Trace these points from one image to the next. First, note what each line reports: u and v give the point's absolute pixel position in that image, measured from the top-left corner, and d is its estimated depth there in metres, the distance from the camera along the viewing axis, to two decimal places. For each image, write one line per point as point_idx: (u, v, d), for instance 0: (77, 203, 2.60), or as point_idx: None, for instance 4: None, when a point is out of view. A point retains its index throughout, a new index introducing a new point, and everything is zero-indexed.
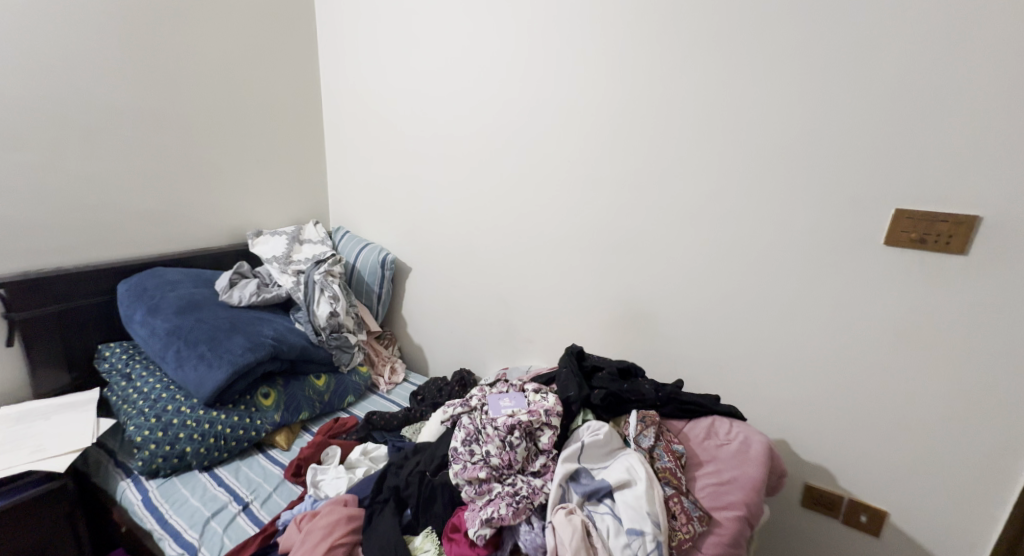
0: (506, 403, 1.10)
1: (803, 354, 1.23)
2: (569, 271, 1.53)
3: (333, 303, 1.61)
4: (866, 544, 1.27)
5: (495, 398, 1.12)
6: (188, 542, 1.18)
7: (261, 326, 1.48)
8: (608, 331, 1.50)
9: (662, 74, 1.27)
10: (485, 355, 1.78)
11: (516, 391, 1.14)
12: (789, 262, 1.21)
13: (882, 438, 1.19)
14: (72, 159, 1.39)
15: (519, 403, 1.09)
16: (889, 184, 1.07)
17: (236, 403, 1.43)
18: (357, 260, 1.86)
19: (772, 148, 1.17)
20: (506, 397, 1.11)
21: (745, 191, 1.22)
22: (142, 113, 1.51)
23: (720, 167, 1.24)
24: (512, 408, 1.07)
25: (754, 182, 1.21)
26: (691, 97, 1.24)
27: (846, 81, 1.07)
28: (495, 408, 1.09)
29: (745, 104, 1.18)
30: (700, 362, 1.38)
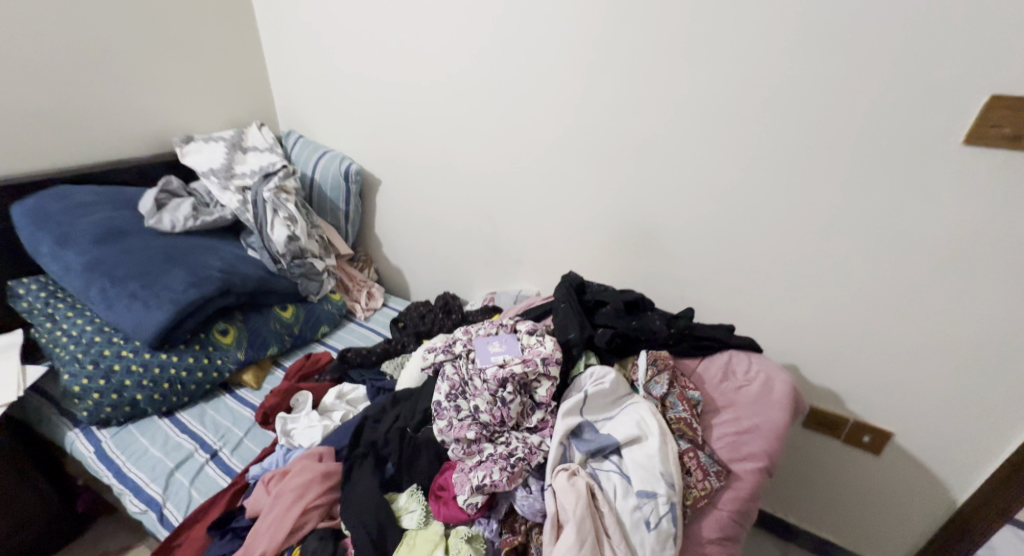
0: (495, 349, 0.94)
1: (836, 277, 1.07)
2: (563, 184, 1.30)
3: (290, 226, 1.37)
4: (873, 468, 1.22)
5: (482, 344, 0.96)
6: (151, 497, 1.07)
7: (204, 256, 1.27)
8: (609, 253, 1.32)
9: None
10: (470, 277, 1.60)
11: (507, 333, 0.98)
12: (836, 170, 0.99)
13: (911, 369, 1.07)
14: None
15: (510, 348, 0.94)
16: (983, 65, 0.82)
17: (190, 342, 1.26)
18: (317, 171, 1.59)
19: (829, 19, 0.90)
20: (495, 342, 0.96)
21: (790, 78, 0.96)
22: None
23: (760, 46, 0.97)
24: (502, 355, 0.92)
25: (803, 66, 0.94)
26: None
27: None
28: (483, 355, 0.93)
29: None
30: (713, 287, 1.22)
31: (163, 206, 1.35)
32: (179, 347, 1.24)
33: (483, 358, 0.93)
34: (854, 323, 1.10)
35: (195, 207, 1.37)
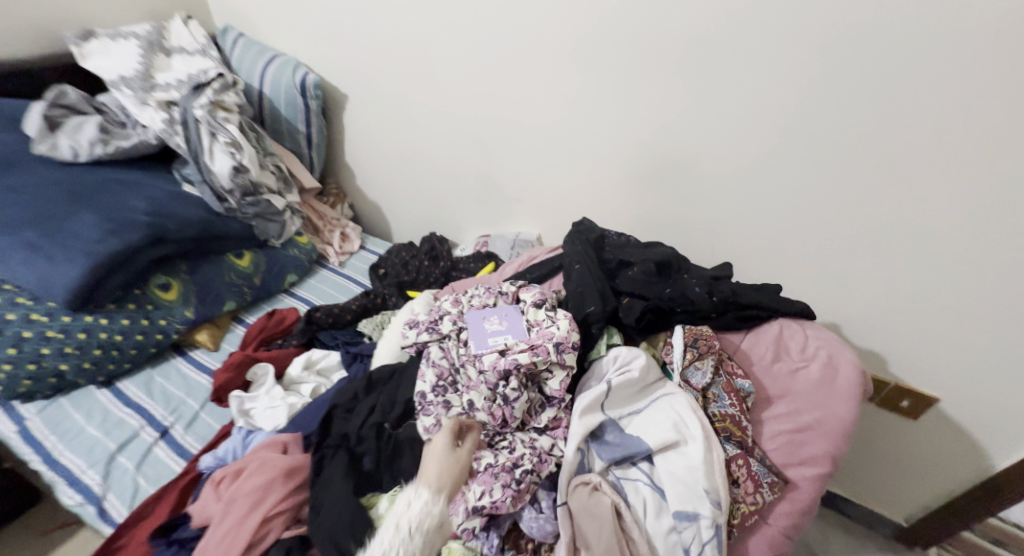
0: (494, 327, 0.76)
1: (918, 238, 0.83)
2: (577, 103, 1.03)
3: (235, 155, 1.09)
4: (920, 447, 1.05)
5: (478, 320, 0.78)
6: (88, 488, 0.90)
7: (124, 196, 1.02)
8: (631, 194, 1.08)
9: None
10: (461, 217, 1.36)
11: (508, 306, 0.80)
12: (952, 92, 0.72)
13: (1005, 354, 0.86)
14: None
15: (513, 328, 0.76)
16: None
17: (123, 300, 1.04)
18: (268, 84, 1.28)
19: None
20: (494, 318, 0.78)
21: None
22: None
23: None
24: (503, 335, 0.75)
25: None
26: None
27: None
28: (479, 335, 0.75)
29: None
30: (755, 238, 1.00)
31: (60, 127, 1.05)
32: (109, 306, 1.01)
33: (479, 338, 0.75)
34: (931, 295, 0.87)
35: (104, 126, 1.08)
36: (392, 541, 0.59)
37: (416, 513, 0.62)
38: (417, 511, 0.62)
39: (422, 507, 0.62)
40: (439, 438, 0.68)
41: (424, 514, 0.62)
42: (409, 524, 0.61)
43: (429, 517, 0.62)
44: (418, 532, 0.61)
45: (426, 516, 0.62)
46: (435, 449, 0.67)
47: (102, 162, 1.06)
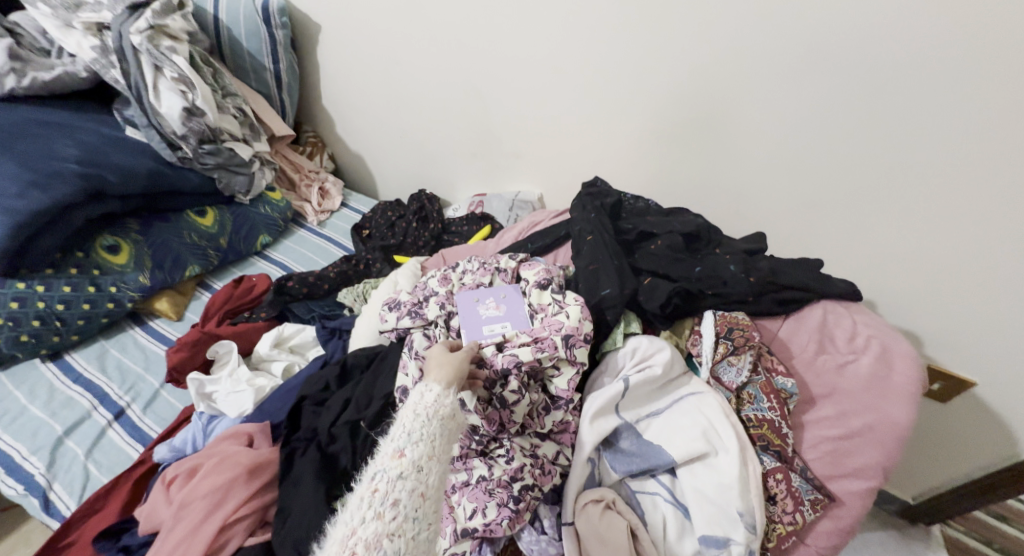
0: (489, 312, 0.64)
1: (994, 211, 0.69)
2: (592, 36, 0.85)
3: (186, 94, 0.94)
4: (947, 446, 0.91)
5: (471, 303, 0.66)
6: (31, 477, 0.79)
7: (53, 142, 0.86)
8: (651, 150, 0.92)
9: None
10: (453, 173, 1.20)
11: (507, 287, 0.68)
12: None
13: None
14: None
15: (512, 315, 0.64)
16: None
17: (63, 264, 0.89)
18: (224, 9, 1.09)
19: None
20: (490, 301, 0.66)
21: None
22: None
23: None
24: (500, 324, 0.63)
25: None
26: None
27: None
28: (473, 322, 0.64)
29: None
30: (795, 205, 0.85)
31: None
32: (47, 272, 0.87)
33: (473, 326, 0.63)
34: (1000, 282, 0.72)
35: (17, 52, 0.91)
36: (411, 423, 0.48)
37: (431, 398, 0.50)
38: (433, 395, 0.50)
39: (439, 391, 0.51)
40: (437, 349, 0.58)
41: (443, 395, 0.50)
42: (425, 407, 0.49)
43: (449, 404, 0.50)
44: (439, 415, 0.49)
45: (446, 399, 0.50)
46: (434, 355, 0.56)
47: (21, 97, 0.91)
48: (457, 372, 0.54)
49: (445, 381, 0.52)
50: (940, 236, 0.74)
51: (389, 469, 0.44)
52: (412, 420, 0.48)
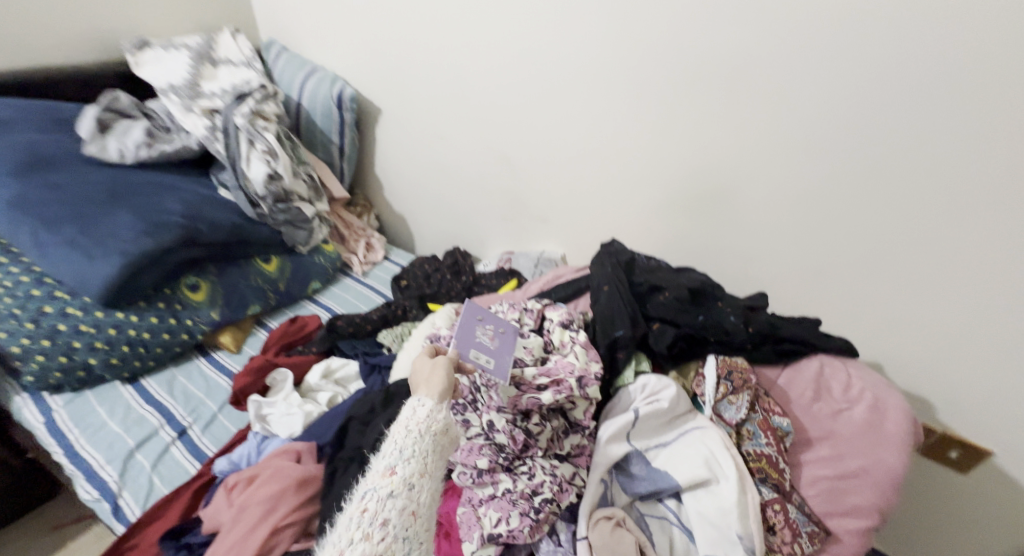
0: (483, 339, 0.67)
1: (971, 282, 0.78)
2: (613, 123, 1.01)
3: (270, 162, 1.11)
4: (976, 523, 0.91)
5: (472, 318, 0.68)
6: (105, 484, 0.89)
7: (163, 199, 1.03)
8: (662, 218, 1.05)
9: None
10: (486, 234, 1.36)
11: (508, 326, 0.71)
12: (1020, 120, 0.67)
13: None
14: None
15: (502, 355, 0.66)
16: None
17: (153, 299, 1.05)
18: (305, 95, 1.31)
19: None
20: (488, 330, 0.69)
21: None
22: None
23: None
24: (489, 357, 0.65)
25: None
26: None
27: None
28: (465, 335, 0.65)
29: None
30: (792, 269, 0.95)
31: (110, 129, 1.08)
32: (140, 305, 1.03)
33: (464, 339, 0.65)
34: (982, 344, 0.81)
35: (150, 131, 1.12)
36: (403, 440, 0.54)
37: (422, 414, 0.56)
38: (424, 412, 0.56)
39: (429, 408, 0.57)
40: (424, 362, 0.64)
41: (433, 413, 0.56)
42: (416, 425, 0.55)
43: (439, 420, 0.57)
44: (429, 432, 0.55)
45: (436, 417, 0.56)
46: (422, 368, 0.62)
47: (146, 163, 1.09)
48: (445, 385, 0.60)
49: (435, 397, 0.58)
50: (925, 299, 0.82)
51: (381, 487, 0.50)
52: (403, 437, 0.54)
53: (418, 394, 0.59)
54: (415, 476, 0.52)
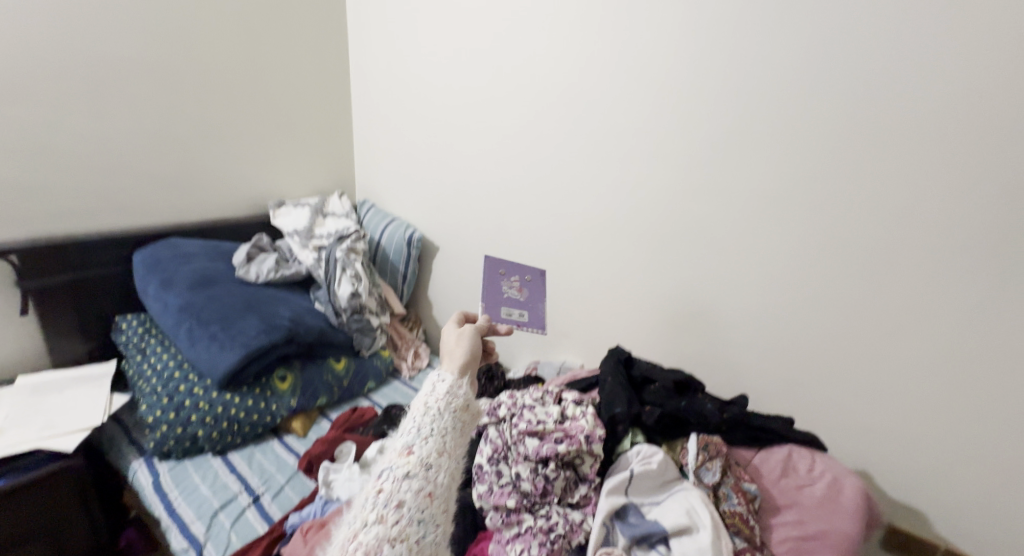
0: (511, 293, 1.05)
1: (895, 379, 1.00)
2: (615, 261, 1.35)
3: (355, 283, 1.48)
4: None
5: (500, 277, 1.05)
6: (194, 536, 1.07)
7: (278, 307, 1.37)
8: (658, 333, 1.32)
9: (732, 29, 1.04)
10: (516, 347, 1.64)
11: (530, 272, 1.10)
12: (896, 261, 0.95)
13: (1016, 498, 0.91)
14: (85, 123, 1.34)
15: (531, 298, 1.07)
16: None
17: (252, 385, 1.33)
18: (383, 237, 1.73)
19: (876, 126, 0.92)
20: (513, 282, 1.07)
21: (838, 170, 0.98)
22: (155, 73, 1.43)
23: (811, 137, 1.00)
24: (519, 309, 1.03)
25: (848, 156, 0.96)
26: (766, 59, 1.02)
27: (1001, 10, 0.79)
28: (496, 300, 1.01)
29: (852, 51, 0.92)
30: (767, 373, 1.17)
31: (252, 259, 1.50)
32: (242, 389, 1.31)
33: (495, 305, 1.00)
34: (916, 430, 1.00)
35: (278, 261, 1.51)
36: (422, 420, 0.66)
37: (441, 391, 0.69)
38: (443, 391, 0.69)
39: (447, 386, 0.70)
40: (452, 334, 0.82)
41: (450, 391, 0.69)
42: (434, 404, 0.68)
43: (454, 396, 0.70)
44: (445, 408, 0.67)
45: (453, 395, 0.70)
46: (449, 342, 0.79)
47: (270, 283, 1.47)
48: (462, 362, 0.76)
49: (452, 376, 0.72)
50: (861, 391, 1.05)
51: (399, 466, 0.61)
52: (423, 418, 0.66)
53: (441, 372, 0.73)
54: (431, 458, 0.63)
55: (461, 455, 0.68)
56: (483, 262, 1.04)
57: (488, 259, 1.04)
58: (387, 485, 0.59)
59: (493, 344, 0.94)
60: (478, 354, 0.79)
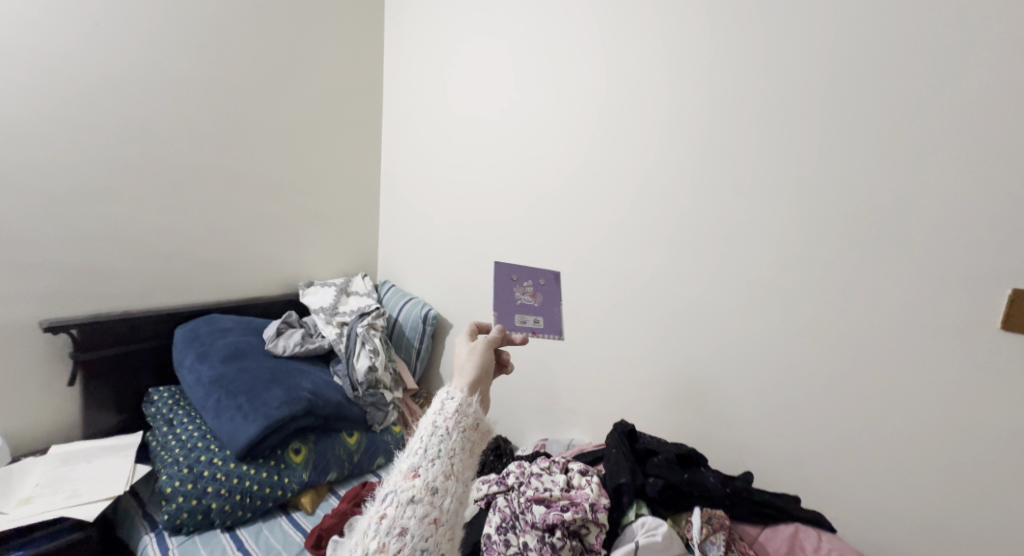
0: (525, 298, 1.04)
1: (887, 452, 1.06)
2: (618, 339, 1.45)
3: (373, 357, 1.57)
4: None
5: (511, 283, 1.04)
6: None
7: (300, 379, 1.45)
8: (662, 410, 1.37)
9: (707, 143, 1.26)
10: (526, 423, 1.68)
11: (543, 275, 1.07)
12: (866, 337, 1.08)
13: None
14: (156, 213, 1.55)
15: (545, 301, 1.05)
16: (981, 257, 0.96)
17: (267, 458, 1.36)
18: (400, 314, 1.85)
19: (832, 220, 1.10)
20: (526, 287, 1.05)
21: (804, 259, 1.14)
22: (220, 172, 1.69)
23: (779, 231, 1.17)
24: (533, 315, 1.03)
25: (809, 248, 1.13)
26: (736, 165, 1.22)
27: (919, 134, 1.00)
28: (509, 308, 1.01)
29: (805, 164, 1.13)
30: (770, 449, 1.21)
31: (280, 334, 1.61)
32: (258, 460, 1.34)
33: (509, 314, 1.01)
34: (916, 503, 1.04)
35: (303, 335, 1.63)
36: (432, 439, 0.69)
37: (450, 410, 0.72)
38: (451, 410, 0.72)
39: (456, 405, 0.73)
40: (463, 348, 0.84)
41: (458, 411, 0.72)
42: (443, 424, 0.71)
43: (464, 412, 0.73)
44: (455, 427, 0.71)
45: (461, 414, 0.72)
46: (460, 356, 0.82)
47: (295, 356, 1.56)
48: (471, 378, 0.78)
49: (462, 394, 0.74)
50: (859, 465, 1.09)
51: (405, 489, 0.65)
52: (431, 438, 0.69)
53: (451, 388, 0.76)
54: (436, 481, 0.66)
55: (470, 476, 0.71)
56: (493, 270, 1.03)
57: (498, 266, 1.03)
58: (391, 510, 0.63)
59: (507, 353, 0.92)
60: (488, 367, 0.82)
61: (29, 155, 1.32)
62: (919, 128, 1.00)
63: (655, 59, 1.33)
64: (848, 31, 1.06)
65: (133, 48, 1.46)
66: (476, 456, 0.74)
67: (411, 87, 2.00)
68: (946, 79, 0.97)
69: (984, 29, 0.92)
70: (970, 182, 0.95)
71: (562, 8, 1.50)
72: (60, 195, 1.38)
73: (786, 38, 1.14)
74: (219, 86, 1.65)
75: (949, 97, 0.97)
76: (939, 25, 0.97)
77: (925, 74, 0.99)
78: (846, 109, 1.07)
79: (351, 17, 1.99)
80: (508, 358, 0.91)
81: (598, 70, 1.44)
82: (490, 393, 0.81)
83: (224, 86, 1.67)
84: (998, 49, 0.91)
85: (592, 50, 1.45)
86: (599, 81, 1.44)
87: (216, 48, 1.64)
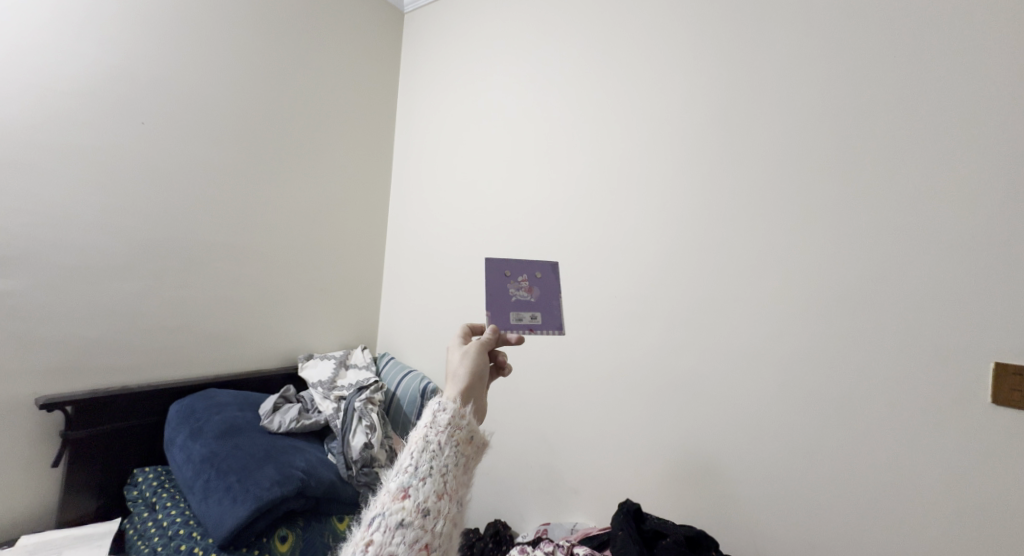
0: (519, 294, 1.00)
1: (901, 536, 1.04)
2: (620, 414, 1.44)
3: (369, 433, 1.52)
4: None
5: (504, 278, 1.00)
6: None
7: (294, 457, 1.38)
8: (670, 492, 1.32)
9: (698, 223, 1.35)
10: (527, 504, 1.61)
11: (538, 268, 1.04)
12: (866, 412, 1.09)
13: None
14: (168, 287, 1.58)
15: (542, 296, 1.02)
16: (965, 333, 1.01)
17: (251, 547, 1.19)
18: (398, 386, 1.83)
19: (820, 298, 1.17)
20: (521, 282, 1.02)
21: (800, 337, 1.19)
22: (231, 247, 1.74)
23: (770, 307, 1.23)
24: (530, 311, 1.00)
25: (801, 325, 1.19)
26: (726, 243, 1.30)
27: (892, 221, 1.10)
28: (504, 305, 0.98)
29: (790, 245, 1.22)
30: (784, 535, 1.16)
31: (278, 409, 1.59)
32: (241, 550, 1.18)
33: (504, 312, 0.97)
34: None
35: (299, 410, 1.59)
36: (423, 459, 0.66)
37: (442, 424, 0.69)
38: (443, 423, 0.69)
39: (448, 418, 0.69)
40: (456, 353, 0.82)
41: (450, 424, 0.69)
42: (434, 439, 0.68)
43: (457, 429, 0.69)
44: (449, 444, 0.68)
45: (454, 428, 0.69)
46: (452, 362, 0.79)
47: (290, 433, 1.51)
48: (463, 386, 0.74)
49: (454, 405, 0.71)
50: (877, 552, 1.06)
51: (395, 512, 0.62)
52: (422, 455, 0.66)
53: (442, 399, 0.72)
54: (427, 503, 0.63)
55: (464, 493, 0.68)
56: (485, 267, 0.99)
57: (490, 262, 0.98)
58: (379, 536, 0.60)
59: (505, 354, 0.90)
60: (481, 368, 0.79)
61: (56, 234, 1.38)
62: (890, 216, 1.10)
63: (645, 149, 1.46)
64: (818, 131, 1.20)
65: (167, 136, 1.58)
66: (471, 471, 0.71)
67: (418, 171, 2.14)
68: (908, 174, 1.09)
69: (936, 133, 1.07)
70: (942, 264, 1.04)
71: (559, 104, 1.67)
72: (79, 273, 1.41)
73: (764, 136, 1.27)
74: (242, 170, 1.77)
75: (910, 190, 1.08)
76: (895, 129, 1.11)
77: (889, 169, 1.11)
78: (820, 199, 1.18)
79: (365, 109, 2.18)
80: (506, 360, 0.89)
81: (592, 159, 1.57)
82: (486, 400, 0.77)
83: (244, 168, 1.77)
84: (949, 150, 1.05)
85: (588, 139, 1.58)
86: (593, 165, 1.56)
87: (242, 137, 1.77)
